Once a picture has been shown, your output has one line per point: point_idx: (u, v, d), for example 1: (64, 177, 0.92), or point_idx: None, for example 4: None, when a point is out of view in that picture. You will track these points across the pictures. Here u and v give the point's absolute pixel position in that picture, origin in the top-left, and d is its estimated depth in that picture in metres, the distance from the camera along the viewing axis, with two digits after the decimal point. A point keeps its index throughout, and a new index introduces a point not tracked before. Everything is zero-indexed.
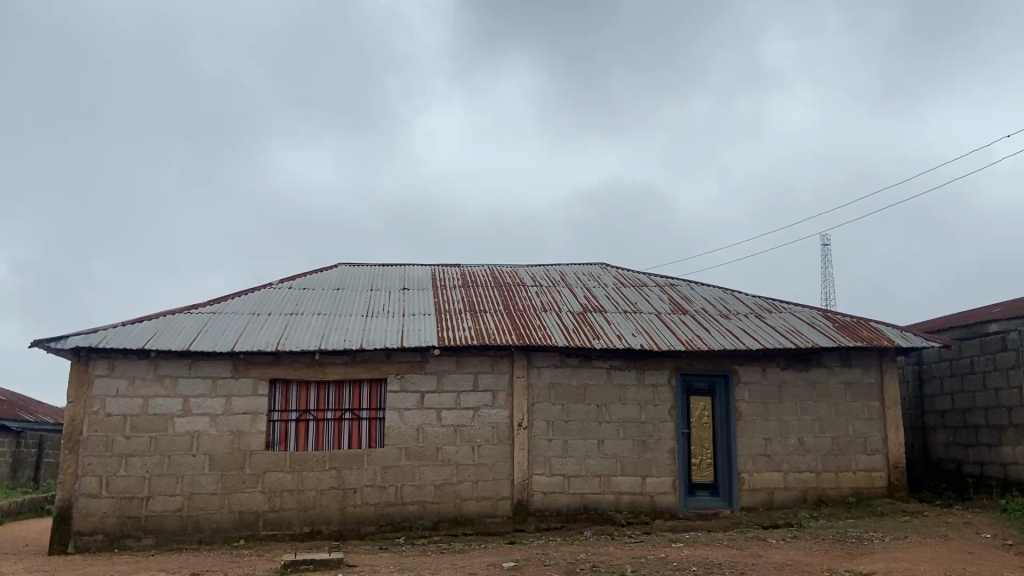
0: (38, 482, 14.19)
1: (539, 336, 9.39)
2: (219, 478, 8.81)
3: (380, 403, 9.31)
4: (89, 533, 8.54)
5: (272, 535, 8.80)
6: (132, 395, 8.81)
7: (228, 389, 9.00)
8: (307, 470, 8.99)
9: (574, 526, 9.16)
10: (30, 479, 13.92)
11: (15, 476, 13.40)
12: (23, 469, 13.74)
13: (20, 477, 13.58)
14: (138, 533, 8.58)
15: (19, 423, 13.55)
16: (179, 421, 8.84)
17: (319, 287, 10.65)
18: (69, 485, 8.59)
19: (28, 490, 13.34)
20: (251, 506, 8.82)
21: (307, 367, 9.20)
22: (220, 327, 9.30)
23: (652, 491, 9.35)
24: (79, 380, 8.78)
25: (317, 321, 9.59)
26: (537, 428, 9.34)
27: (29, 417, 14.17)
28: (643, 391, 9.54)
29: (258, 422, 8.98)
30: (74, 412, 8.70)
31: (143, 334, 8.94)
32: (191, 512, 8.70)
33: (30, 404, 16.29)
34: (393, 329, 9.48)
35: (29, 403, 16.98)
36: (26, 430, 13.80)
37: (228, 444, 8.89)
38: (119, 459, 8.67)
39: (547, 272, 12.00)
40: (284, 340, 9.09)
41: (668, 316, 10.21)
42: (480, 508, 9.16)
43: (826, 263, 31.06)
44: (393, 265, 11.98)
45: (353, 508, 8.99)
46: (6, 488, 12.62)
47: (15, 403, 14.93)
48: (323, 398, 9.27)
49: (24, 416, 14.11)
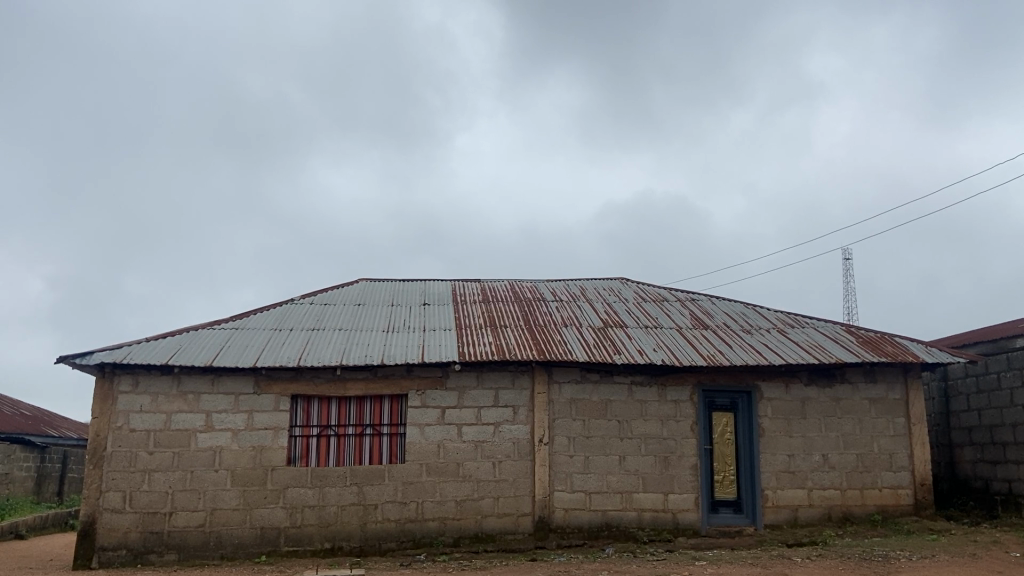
0: (62, 496, 14.20)
1: (559, 351, 9.37)
2: (240, 493, 8.83)
3: (401, 419, 9.32)
4: (113, 548, 8.57)
5: (293, 551, 8.80)
6: (155, 410, 8.87)
7: (250, 404, 9.05)
8: (327, 485, 9.00)
9: (596, 543, 9.08)
10: (54, 494, 13.93)
11: (39, 490, 13.40)
12: (48, 483, 13.75)
13: (44, 491, 13.59)
14: (161, 548, 8.61)
15: (43, 439, 13.61)
16: (202, 436, 8.89)
17: (341, 303, 10.69)
18: (92, 501, 8.63)
19: (53, 504, 13.34)
20: (273, 521, 8.84)
21: (327, 383, 9.23)
22: (242, 343, 9.36)
23: (673, 508, 9.26)
24: (103, 396, 8.85)
25: (338, 337, 9.63)
26: (557, 444, 9.30)
27: (52, 433, 14.23)
28: (665, 406, 9.48)
29: (280, 437, 9.01)
30: (98, 428, 8.76)
31: (166, 350, 9.02)
32: (213, 527, 8.72)
33: (52, 418, 16.34)
34: (413, 345, 9.49)
35: (58, 419, 17.13)
36: (51, 445, 13.85)
37: (250, 459, 8.92)
38: (142, 474, 8.72)
39: (567, 286, 12.00)
40: (305, 356, 9.13)
41: (689, 332, 10.15)
42: (502, 525, 9.11)
43: (847, 278, 30.83)
44: (413, 280, 11.99)
45: (374, 524, 8.98)
46: (30, 503, 12.65)
47: (38, 419, 15.00)
48: (345, 413, 9.29)
49: (47, 432, 14.18)
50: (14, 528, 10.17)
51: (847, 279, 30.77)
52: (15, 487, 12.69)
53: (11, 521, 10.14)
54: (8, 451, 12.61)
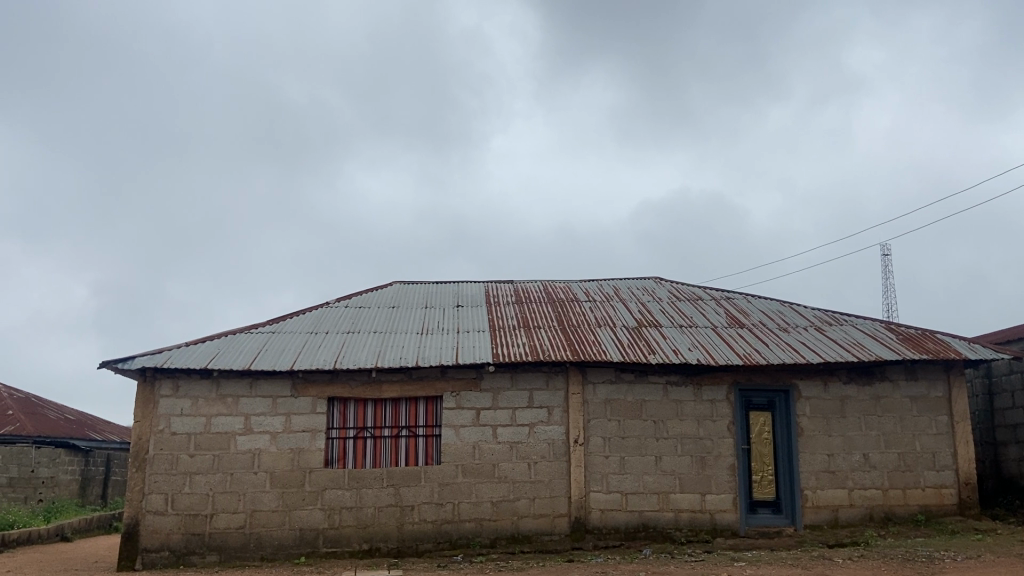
0: (106, 499, 14.43)
1: (593, 352, 9.34)
2: (279, 495, 8.93)
3: (436, 420, 9.36)
4: (156, 550, 8.70)
5: (332, 552, 8.87)
6: (196, 414, 9.00)
7: (288, 407, 9.15)
8: (365, 487, 9.07)
9: (633, 544, 9.04)
10: (98, 497, 14.15)
11: (84, 493, 13.61)
12: (92, 486, 13.97)
13: (89, 494, 13.80)
14: (203, 550, 8.73)
15: (87, 443, 13.82)
16: (242, 439, 9.00)
17: (376, 305, 10.77)
18: (135, 503, 8.77)
19: (97, 507, 13.56)
20: (312, 523, 8.92)
21: (363, 385, 9.30)
22: (280, 346, 9.46)
23: (711, 509, 9.19)
24: (145, 400, 8.99)
25: (373, 339, 9.70)
26: (592, 444, 9.27)
27: (96, 437, 14.46)
28: (701, 406, 9.41)
29: (317, 439, 9.09)
30: (140, 431, 8.91)
31: (206, 354, 9.16)
32: (253, 529, 8.82)
33: (96, 423, 16.65)
34: (447, 347, 9.53)
35: (102, 423, 17.48)
36: (94, 449, 14.07)
37: (289, 461, 9.02)
38: (184, 476, 8.84)
39: (600, 286, 11.97)
40: (341, 359, 9.21)
41: (725, 331, 10.05)
42: (539, 525, 9.10)
43: (887, 275, 30.34)
44: (446, 282, 12.01)
45: (411, 526, 9.03)
46: (75, 505, 12.84)
47: (82, 424, 15.26)
48: (381, 415, 9.35)
49: (90, 436, 14.41)
50: (60, 531, 10.36)
51: (886, 276, 30.27)
52: (61, 490, 12.91)
53: (58, 523, 10.33)
54: (54, 455, 12.83)
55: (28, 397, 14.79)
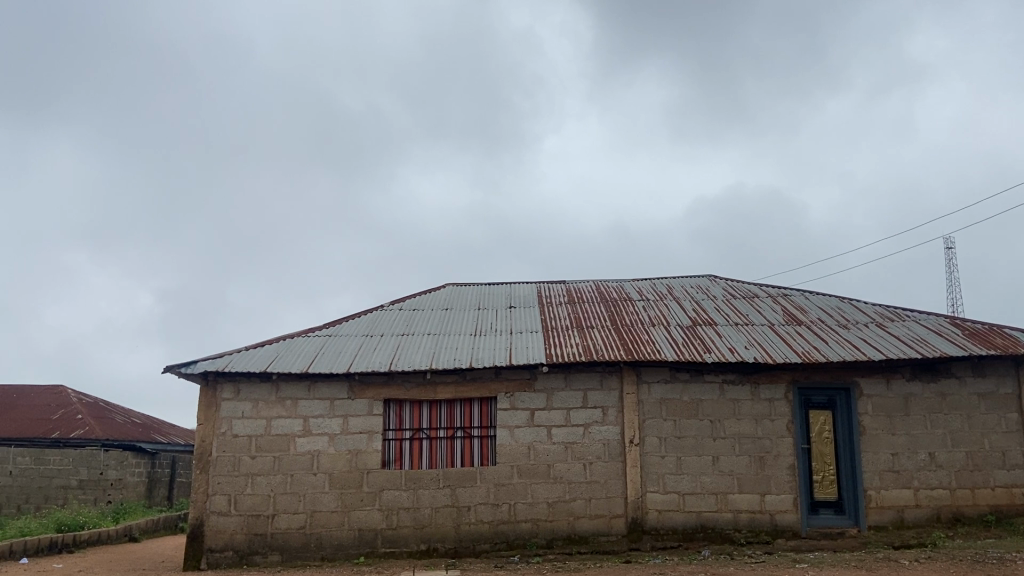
0: (172, 501, 14.78)
1: (648, 351, 9.28)
2: (338, 495, 9.06)
3: (491, 421, 9.39)
4: (221, 550, 8.88)
5: (390, 552, 8.96)
6: (256, 416, 9.18)
7: (345, 409, 9.27)
8: (421, 487, 9.14)
9: (692, 545, 8.95)
10: (164, 498, 14.44)
11: (151, 494, 13.91)
12: (158, 488, 14.25)
13: (155, 495, 14.09)
14: (265, 550, 8.89)
15: (153, 445, 14.13)
16: (301, 440, 9.15)
17: (429, 307, 10.86)
18: (200, 504, 8.98)
19: (164, 509, 13.90)
20: (370, 523, 9.02)
21: (418, 386, 9.38)
22: (336, 349, 9.61)
23: (771, 509, 9.04)
24: (208, 403, 9.21)
25: (427, 341, 9.78)
26: (648, 444, 9.20)
27: (162, 440, 14.87)
28: (759, 405, 9.27)
29: (374, 440, 9.20)
30: (204, 433, 9.12)
31: (265, 358, 9.34)
32: (313, 529, 8.96)
33: (163, 426, 17.14)
34: (501, 348, 9.56)
35: (168, 426, 17.98)
36: (160, 451, 14.35)
37: (347, 462, 9.14)
38: (246, 478, 9.03)
39: (653, 285, 11.89)
40: (396, 361, 9.31)
41: (783, 328, 9.89)
42: (595, 526, 9.06)
43: (950, 269, 29.50)
44: (499, 284, 12.06)
45: (468, 526, 9.07)
46: (142, 508, 13.01)
47: (149, 427, 15.72)
48: (436, 416, 9.42)
49: (157, 438, 14.83)
50: (128, 532, 10.66)
51: (948, 270, 29.44)
52: (129, 492, 13.05)
53: (126, 524, 10.63)
54: (122, 457, 13.01)
55: (96, 403, 15.17)
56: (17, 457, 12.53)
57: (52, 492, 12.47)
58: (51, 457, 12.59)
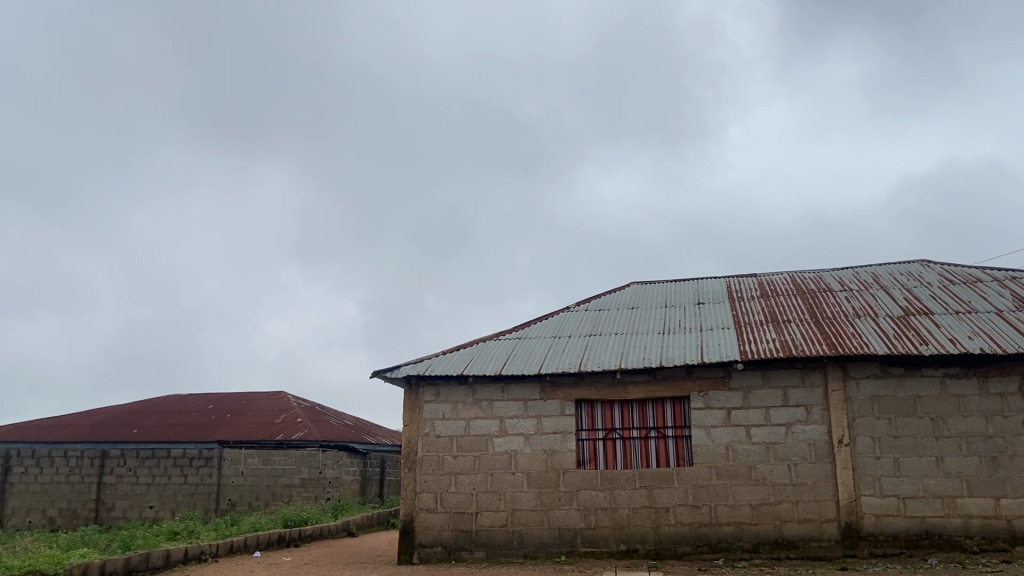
0: (383, 498, 15.81)
1: (855, 345, 8.70)
2: (537, 495, 9.24)
3: (686, 421, 9.19)
4: (430, 545, 9.34)
5: (591, 552, 9.00)
6: (456, 417, 9.58)
7: (538, 410, 9.45)
8: (618, 488, 9.12)
9: (916, 553, 8.28)
10: (377, 495, 15.51)
11: (365, 491, 14.99)
12: (370, 485, 15.32)
13: (369, 492, 15.17)
14: (471, 546, 9.24)
15: (365, 445, 15.23)
16: (499, 440, 9.43)
17: (615, 307, 10.85)
18: (410, 501, 9.50)
19: (376, 505, 14.87)
20: (569, 523, 9.12)
21: (609, 386, 9.37)
22: (527, 351, 9.83)
23: (1008, 514, 8.16)
24: (412, 405, 9.73)
25: (615, 341, 9.77)
26: (860, 444, 8.62)
27: (372, 440, 15.99)
28: (989, 401, 8.40)
29: (568, 441, 9.31)
30: (409, 434, 9.65)
31: (461, 361, 9.75)
32: (515, 527, 9.20)
33: (373, 428, 18.47)
34: (692, 346, 9.35)
35: (376, 427, 19.34)
36: (371, 451, 15.45)
37: (543, 462, 9.31)
38: (449, 476, 9.44)
39: (855, 274, 11.13)
40: (586, 361, 9.38)
41: (1014, 315, 8.91)
42: (804, 530, 8.60)
43: None
44: (685, 281, 11.82)
45: (668, 528, 8.92)
46: (358, 504, 14.11)
47: (361, 428, 16.99)
48: (629, 417, 9.36)
49: (367, 438, 16.00)
50: (347, 527, 11.52)
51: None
52: (345, 489, 14.15)
53: (344, 519, 11.51)
54: (338, 456, 14.16)
55: (313, 407, 16.66)
56: (249, 458, 13.91)
57: (279, 490, 13.69)
58: (276, 458, 13.86)
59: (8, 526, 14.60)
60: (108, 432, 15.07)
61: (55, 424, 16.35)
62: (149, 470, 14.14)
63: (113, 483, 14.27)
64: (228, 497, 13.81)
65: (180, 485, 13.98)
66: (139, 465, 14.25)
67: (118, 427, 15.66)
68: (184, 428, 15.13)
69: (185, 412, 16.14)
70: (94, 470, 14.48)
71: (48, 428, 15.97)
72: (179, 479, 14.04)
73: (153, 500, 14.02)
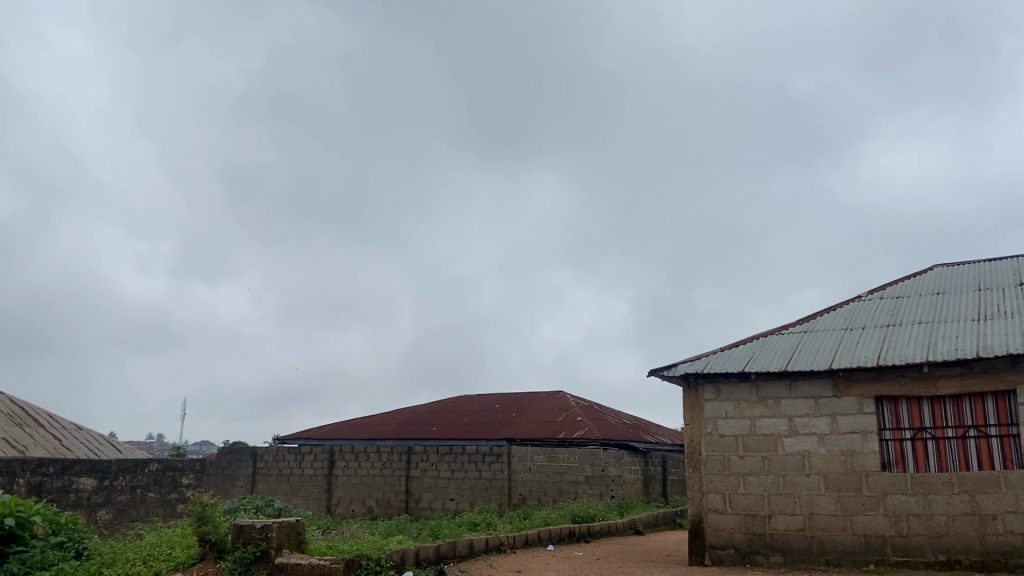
0: (668, 497, 15.74)
1: None
2: (837, 498, 8.61)
3: (1014, 419, 8.06)
4: (723, 547, 9.09)
5: (905, 562, 8.20)
6: (740, 416, 9.24)
7: (832, 408, 8.80)
8: (933, 493, 8.23)
9: None
10: (661, 494, 15.51)
11: (648, 490, 15.04)
12: (654, 484, 15.34)
13: (653, 491, 15.19)
14: (766, 550, 8.85)
15: (645, 445, 15.26)
16: (789, 440, 8.94)
17: (915, 295, 9.81)
18: (697, 502, 9.32)
19: (660, 504, 14.85)
20: (876, 529, 8.39)
21: (915, 381, 8.47)
22: (814, 346, 9.22)
23: None
24: (692, 404, 9.55)
25: (919, 331, 8.82)
26: None
27: (650, 439, 16.13)
28: None
29: (869, 441, 8.56)
30: (692, 433, 9.47)
31: (742, 358, 9.39)
32: (814, 532, 8.65)
33: (654, 427, 18.50)
34: (1019, 333, 8.15)
35: (656, 426, 19.39)
36: (652, 450, 15.46)
37: (841, 464, 8.65)
38: (738, 477, 9.12)
39: None
40: (884, 354, 8.58)
41: None
42: None
43: None
44: (1001, 260, 10.36)
45: (995, 538, 7.91)
46: (642, 502, 14.14)
47: (640, 427, 17.14)
48: (941, 415, 8.40)
49: (647, 437, 16.16)
50: (634, 525, 11.63)
51: None
52: (629, 488, 14.29)
53: (631, 517, 11.66)
54: (619, 455, 14.34)
55: (593, 406, 17.15)
56: (533, 455, 13.93)
57: (565, 486, 13.67)
58: (560, 455, 13.81)
59: (334, 513, 15.36)
60: (409, 430, 16.75)
61: (362, 423, 18.43)
62: (449, 465, 14.45)
63: (418, 476, 14.73)
64: (519, 492, 13.91)
65: (475, 480, 14.20)
66: (439, 460, 14.62)
67: (417, 427, 17.28)
68: (478, 425, 16.52)
69: (473, 412, 17.32)
70: (401, 463, 15.00)
71: (358, 427, 18.06)
72: (474, 474, 14.24)
73: (453, 493, 14.39)
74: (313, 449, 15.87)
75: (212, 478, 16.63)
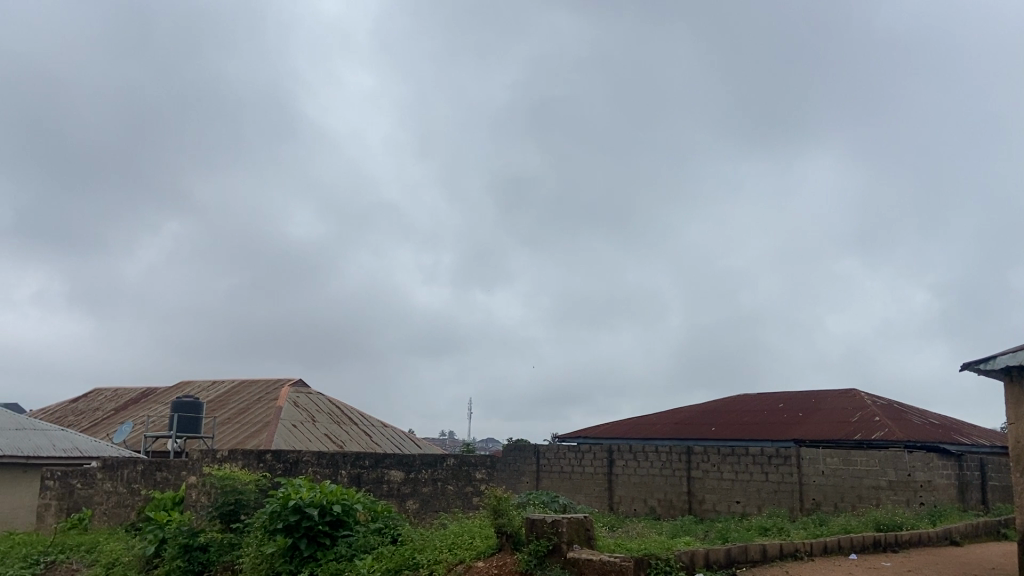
0: (988, 505, 13.84)
1: None
2: None
3: None
4: None
5: None
6: None
7: None
8: None
9: None
10: (980, 503, 13.64)
11: (965, 499, 13.19)
12: (970, 492, 13.47)
13: (970, 500, 13.32)
14: None
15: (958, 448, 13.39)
16: None
17: None
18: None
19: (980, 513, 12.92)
20: None
21: None
22: None
23: None
24: (1018, 401, 8.34)
25: None
26: None
27: (962, 442, 14.41)
28: None
29: None
30: (1019, 434, 8.28)
31: None
32: None
33: (970, 429, 16.42)
34: None
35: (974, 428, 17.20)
36: (966, 454, 13.58)
37: None
38: None
39: None
40: None
41: None
42: None
43: None
44: None
45: None
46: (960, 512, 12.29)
47: (949, 428, 15.39)
48: None
49: (960, 440, 14.45)
50: (951, 536, 10.48)
51: None
52: (942, 496, 12.45)
53: (946, 528, 10.51)
54: (928, 460, 12.57)
55: (891, 405, 15.72)
56: (827, 458, 13.18)
57: (865, 492, 12.72)
58: (857, 458, 12.91)
59: (617, 511, 15.55)
60: (687, 430, 16.69)
61: (639, 423, 18.67)
62: (732, 467, 14.10)
63: (700, 477, 14.54)
64: (811, 497, 13.29)
65: (761, 483, 13.78)
66: (722, 462, 14.32)
67: (697, 426, 17.18)
68: (758, 426, 15.94)
69: (755, 410, 16.81)
70: (681, 463, 14.90)
71: (636, 426, 18.29)
72: (760, 477, 13.82)
73: (739, 495, 14.06)
74: (592, 447, 16.17)
75: (501, 473, 17.49)
